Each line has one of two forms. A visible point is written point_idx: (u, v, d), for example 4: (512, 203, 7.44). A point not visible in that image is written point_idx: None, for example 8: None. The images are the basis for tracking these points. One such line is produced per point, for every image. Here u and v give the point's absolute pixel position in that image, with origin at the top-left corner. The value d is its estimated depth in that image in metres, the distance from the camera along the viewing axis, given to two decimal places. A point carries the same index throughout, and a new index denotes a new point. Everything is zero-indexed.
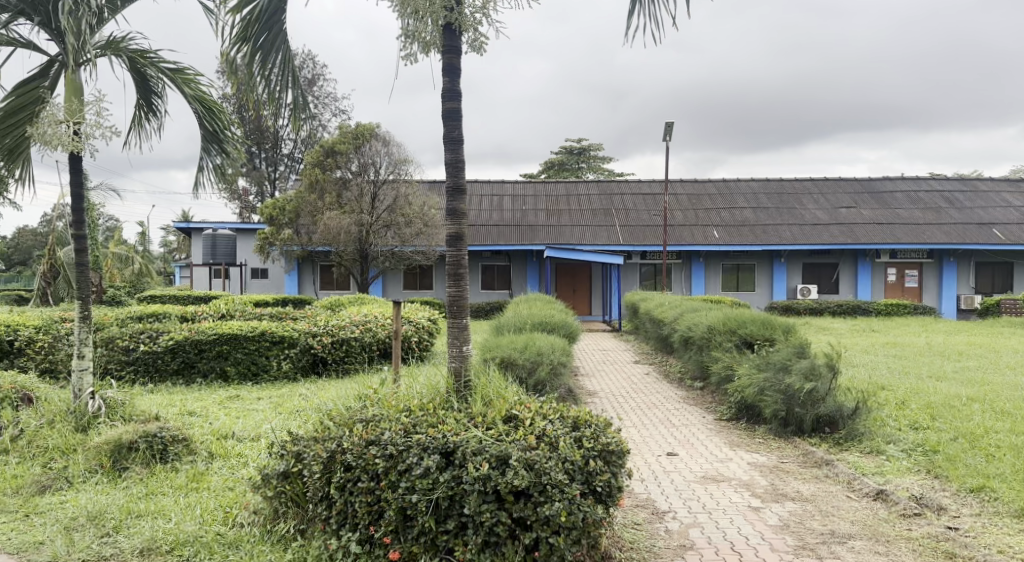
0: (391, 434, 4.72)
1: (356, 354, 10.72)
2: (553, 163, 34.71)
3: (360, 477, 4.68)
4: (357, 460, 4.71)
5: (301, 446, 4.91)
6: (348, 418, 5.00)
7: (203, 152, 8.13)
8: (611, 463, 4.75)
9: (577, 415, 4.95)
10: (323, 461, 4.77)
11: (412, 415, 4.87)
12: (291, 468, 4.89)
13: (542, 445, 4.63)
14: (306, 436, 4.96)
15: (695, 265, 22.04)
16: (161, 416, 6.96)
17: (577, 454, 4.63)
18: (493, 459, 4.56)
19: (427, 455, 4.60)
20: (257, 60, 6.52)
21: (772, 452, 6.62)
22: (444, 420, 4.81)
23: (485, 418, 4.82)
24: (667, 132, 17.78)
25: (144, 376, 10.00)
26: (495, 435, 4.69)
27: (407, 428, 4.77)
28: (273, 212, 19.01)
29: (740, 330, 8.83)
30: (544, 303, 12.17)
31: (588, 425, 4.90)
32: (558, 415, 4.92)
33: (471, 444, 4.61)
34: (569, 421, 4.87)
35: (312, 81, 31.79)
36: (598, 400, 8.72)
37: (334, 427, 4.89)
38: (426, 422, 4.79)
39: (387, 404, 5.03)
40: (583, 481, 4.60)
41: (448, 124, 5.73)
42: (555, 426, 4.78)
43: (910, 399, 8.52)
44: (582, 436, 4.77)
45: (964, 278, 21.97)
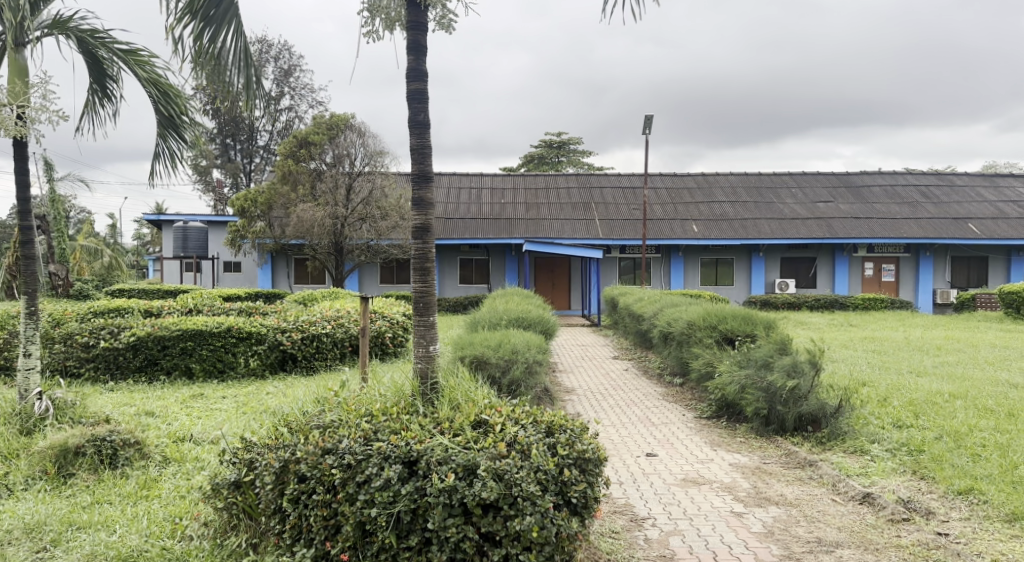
0: (349, 442, 4.46)
1: (327, 350, 10.43)
2: (532, 156, 34.44)
3: (316, 489, 4.41)
4: (311, 470, 4.43)
5: (253, 454, 4.63)
6: (303, 424, 4.73)
7: (163, 140, 7.70)
8: (587, 471, 4.50)
9: (551, 420, 4.69)
10: (276, 471, 4.49)
11: (374, 421, 4.62)
12: (242, 479, 4.60)
13: (514, 453, 4.38)
14: (258, 443, 4.69)
15: (674, 259, 21.88)
16: (116, 417, 6.64)
17: (550, 462, 4.39)
18: (460, 469, 4.32)
19: (388, 465, 4.34)
20: (207, 37, 6.16)
21: (753, 452, 6.41)
22: (408, 426, 4.56)
23: (452, 424, 4.58)
24: (647, 125, 17.57)
25: (104, 374, 9.63)
26: (462, 443, 4.45)
27: (367, 436, 4.51)
28: (244, 203, 18.45)
29: (720, 326, 8.61)
30: (522, 298, 11.88)
31: (564, 430, 4.65)
32: (531, 420, 4.68)
33: (436, 453, 4.37)
34: (543, 426, 4.62)
35: (288, 72, 31.25)
36: (574, 398, 8.48)
37: (288, 435, 4.62)
38: (387, 429, 4.53)
39: (346, 410, 4.77)
40: (557, 491, 4.36)
41: (415, 106, 5.46)
42: (527, 432, 4.53)
43: (893, 395, 8.36)
44: (557, 443, 4.52)
45: (940, 272, 21.99)
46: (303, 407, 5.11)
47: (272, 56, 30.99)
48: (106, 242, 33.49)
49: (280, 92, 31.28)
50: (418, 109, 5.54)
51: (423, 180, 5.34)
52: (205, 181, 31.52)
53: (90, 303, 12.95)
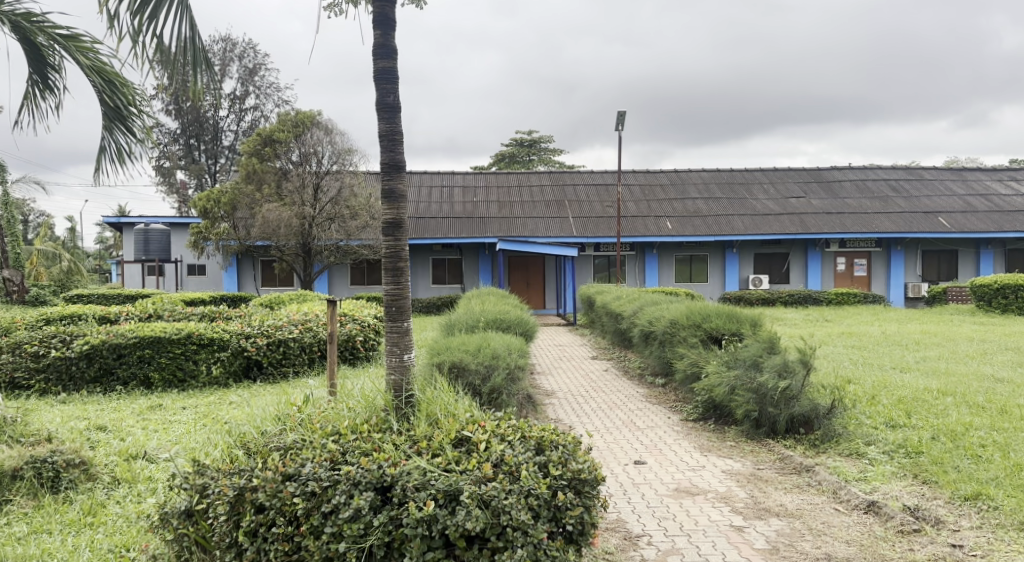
0: (313, 466, 4.09)
1: (294, 355, 9.99)
2: (504, 155, 34.06)
3: (276, 521, 4.03)
4: (271, 500, 4.05)
5: (205, 479, 4.21)
6: (261, 446, 4.36)
7: (106, 133, 7.17)
8: (582, 494, 4.18)
9: (541, 435, 4.35)
10: (231, 500, 4.09)
11: (342, 441, 4.28)
12: (194, 507, 4.17)
13: (501, 476, 4.05)
14: (210, 466, 4.28)
15: (649, 256, 21.66)
16: (61, 434, 6.14)
17: (542, 485, 4.06)
18: (441, 496, 3.99)
19: (359, 493, 3.99)
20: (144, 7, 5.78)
21: (745, 457, 6.10)
22: (381, 446, 4.24)
23: (431, 443, 4.26)
24: (620, 120, 17.28)
25: (56, 386, 9.09)
26: (442, 465, 4.12)
27: (333, 460, 4.15)
28: (206, 204, 17.82)
29: (704, 325, 8.30)
30: (498, 298, 11.49)
31: (555, 447, 4.31)
32: (520, 435, 4.34)
33: (414, 477, 4.04)
34: (532, 442, 4.27)
35: (253, 71, 30.55)
36: (556, 402, 8.14)
37: (244, 458, 4.23)
38: (357, 451, 4.19)
39: (311, 430, 4.41)
40: (550, 518, 4.05)
41: (383, 87, 5.10)
42: (515, 450, 4.20)
43: (880, 392, 8.12)
44: (549, 461, 4.19)
45: (911, 266, 22.00)
46: (263, 424, 4.71)
47: (236, 55, 30.25)
48: (67, 245, 32.53)
49: (245, 92, 30.58)
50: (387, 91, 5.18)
51: (394, 169, 5.02)
52: (168, 183, 30.71)
53: (44, 309, 12.34)
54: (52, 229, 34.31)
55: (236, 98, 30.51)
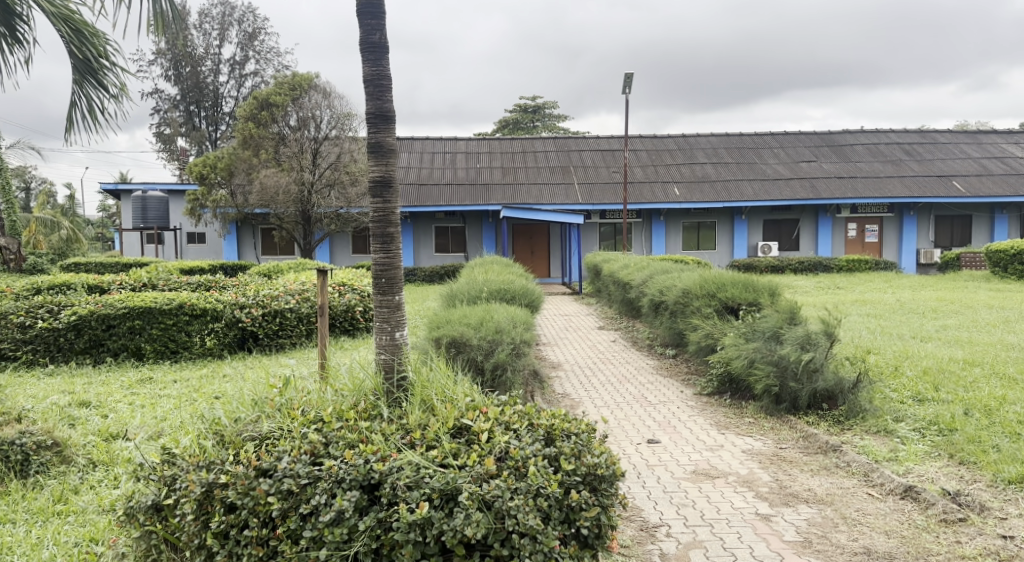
0: (289, 460, 3.81)
1: (291, 327, 9.64)
2: (508, 121, 33.40)
3: (248, 522, 3.75)
4: (243, 499, 3.76)
5: (175, 471, 3.92)
6: (234, 435, 4.07)
7: (77, 86, 6.83)
8: (599, 492, 3.86)
9: (551, 424, 4.07)
10: (198, 499, 3.79)
11: (325, 430, 4.01)
12: (162, 502, 3.87)
13: (506, 472, 3.76)
14: (180, 456, 3.99)
15: (656, 223, 21.18)
16: (36, 412, 5.82)
17: (553, 482, 3.74)
18: (436, 496, 3.70)
19: (343, 493, 3.70)
20: None
21: (766, 435, 5.72)
22: (368, 437, 3.96)
23: (427, 435, 3.98)
24: (626, 82, 16.71)
25: (44, 357, 8.74)
26: (438, 459, 3.83)
27: (314, 452, 3.88)
28: (203, 169, 17.44)
29: (719, 294, 7.87)
30: (502, 267, 11.05)
31: (567, 437, 4.02)
32: (527, 425, 4.06)
33: (405, 474, 3.75)
34: (540, 432, 3.99)
35: (252, 36, 29.79)
36: (563, 375, 7.77)
37: (215, 450, 3.94)
38: (341, 443, 3.91)
39: (290, 417, 4.13)
40: (562, 520, 3.73)
41: (367, 23, 4.66)
42: (521, 442, 3.91)
43: (903, 363, 7.70)
44: (560, 455, 3.89)
45: (923, 231, 21.49)
46: (239, 407, 4.39)
47: (235, 20, 29.51)
48: (67, 213, 32.12)
49: (245, 57, 29.92)
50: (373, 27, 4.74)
51: (384, 118, 4.61)
52: (169, 149, 30.22)
53: (37, 278, 11.96)
54: (52, 196, 33.88)
55: (236, 64, 29.85)
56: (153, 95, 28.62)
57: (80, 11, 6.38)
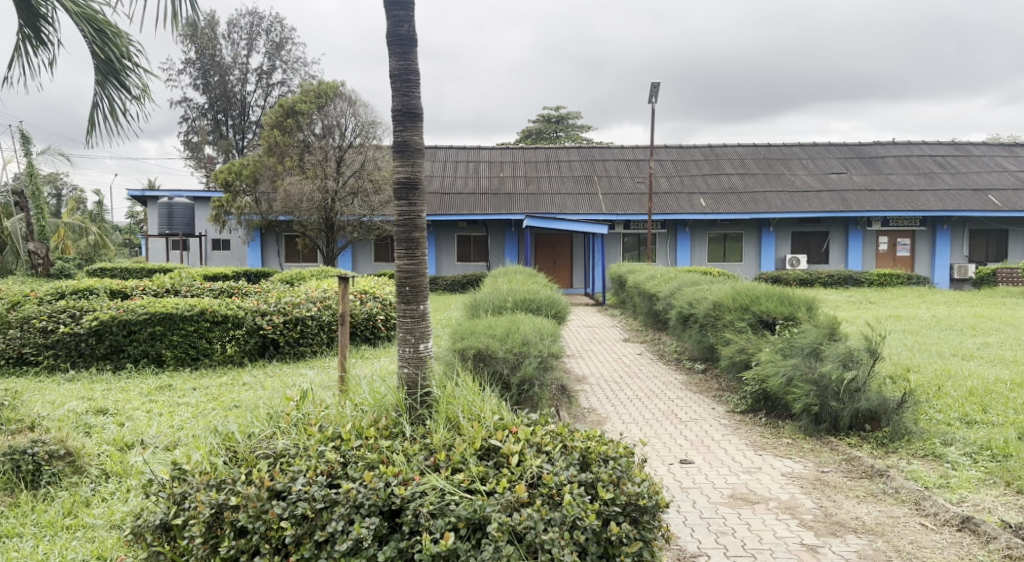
0: (305, 481, 3.71)
1: (312, 334, 9.47)
2: (531, 131, 33.25)
3: (260, 548, 3.62)
4: (254, 523, 3.63)
5: (184, 489, 3.80)
6: (247, 452, 3.97)
7: (99, 88, 6.70)
8: (641, 525, 3.75)
9: (586, 447, 3.93)
10: (207, 520, 3.66)
11: (344, 449, 3.90)
12: (171, 521, 3.73)
13: (539, 501, 3.64)
14: (191, 473, 3.88)
15: (681, 234, 20.86)
16: (53, 420, 5.67)
17: (591, 512, 3.63)
18: (463, 526, 3.60)
19: (361, 520, 3.60)
20: None
21: (805, 458, 5.44)
22: (390, 459, 3.85)
23: (455, 456, 3.85)
24: (653, 92, 16.47)
25: (65, 362, 8.64)
26: (465, 485, 3.73)
27: (331, 473, 3.78)
28: (228, 176, 17.39)
29: (753, 307, 7.58)
30: (525, 277, 10.84)
31: (605, 462, 3.88)
32: (562, 447, 3.93)
33: (429, 501, 3.66)
34: (575, 455, 3.86)
35: (279, 45, 29.90)
36: (589, 389, 7.52)
37: (227, 469, 3.83)
38: (360, 463, 3.81)
39: (308, 432, 4.01)
40: (599, 552, 3.64)
41: (395, 13, 4.50)
42: (555, 467, 3.80)
43: (946, 382, 7.36)
44: (597, 481, 3.77)
45: (957, 246, 20.98)
46: (253, 422, 4.28)
47: (263, 30, 29.68)
48: (95, 220, 32.38)
49: (272, 67, 30.04)
50: (400, 20, 4.55)
51: (410, 116, 4.46)
52: (196, 158, 30.40)
53: (60, 283, 11.88)
54: (81, 203, 34.23)
55: (263, 73, 29.99)
56: (181, 104, 28.82)
57: (103, 10, 6.31)
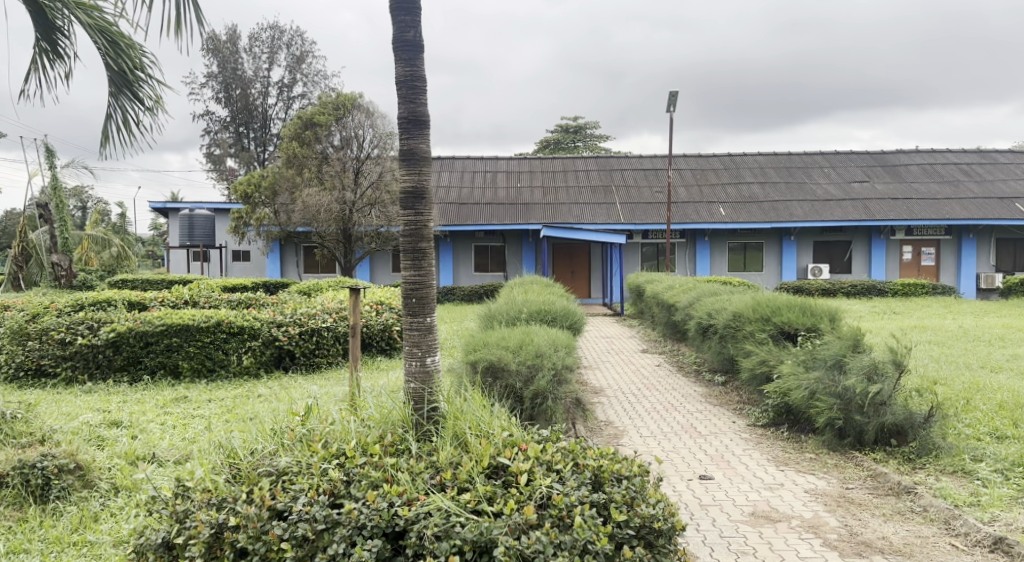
0: (306, 500, 3.83)
1: (328, 346, 9.43)
2: (549, 141, 33.19)
3: None
4: (254, 545, 3.73)
5: (186, 506, 3.91)
6: (250, 470, 4.09)
7: (113, 100, 6.74)
8: (657, 548, 3.81)
9: (599, 466, 4.03)
10: (207, 541, 3.75)
11: (346, 468, 4.01)
12: (172, 540, 3.82)
13: (548, 524, 3.71)
14: (193, 490, 3.99)
15: (700, 244, 20.67)
16: (66, 433, 5.64)
17: (602, 534, 3.69)
18: (468, 548, 3.68)
19: (364, 542, 3.70)
20: None
21: (829, 474, 5.27)
22: (394, 478, 3.97)
23: (462, 476, 3.97)
24: (671, 101, 16.36)
25: (83, 374, 8.64)
26: (471, 506, 3.82)
27: (333, 493, 3.90)
28: (247, 188, 17.46)
29: (775, 319, 7.42)
30: (542, 287, 10.74)
31: (618, 481, 3.97)
32: (573, 467, 4.02)
33: (433, 524, 3.74)
34: (586, 473, 3.96)
35: (300, 58, 30.09)
36: (605, 401, 7.40)
37: (227, 488, 3.94)
38: (364, 482, 3.92)
39: (312, 449, 4.14)
40: None
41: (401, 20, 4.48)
42: (564, 487, 3.88)
43: (975, 396, 7.16)
44: (610, 502, 3.86)
45: (983, 255, 20.63)
46: (257, 438, 4.41)
47: (284, 43, 29.92)
48: (118, 231, 32.65)
49: (292, 79, 30.24)
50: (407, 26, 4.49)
51: (416, 124, 4.64)
52: (218, 170, 30.63)
53: (80, 294, 11.93)
54: (104, 215, 34.54)
55: (284, 86, 30.20)
56: (204, 117, 29.10)
57: (116, 22, 6.33)
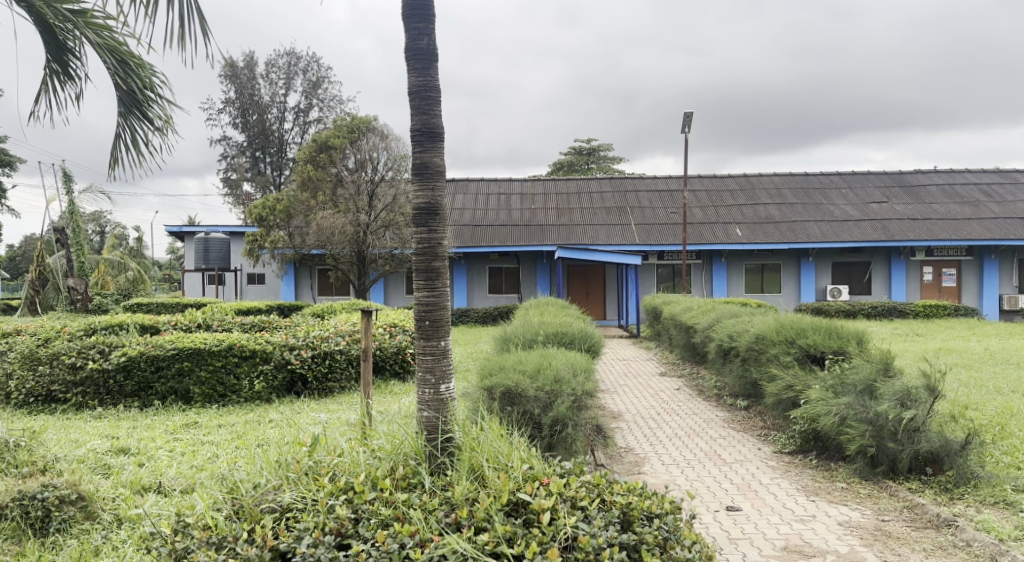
0: (310, 540, 3.81)
1: (341, 370, 9.28)
2: (563, 164, 33.14)
3: None
4: None
5: (186, 543, 3.88)
6: (252, 506, 4.07)
7: (122, 119, 6.70)
8: None
9: (628, 504, 3.95)
10: None
11: (354, 505, 3.99)
12: None
13: None
14: (192, 527, 3.98)
15: (717, 265, 20.43)
16: (71, 461, 5.50)
17: None
18: None
19: None
20: None
21: (863, 504, 5.03)
22: (408, 517, 3.94)
23: (482, 513, 3.91)
24: (686, 121, 16.22)
25: (93, 399, 8.51)
26: (489, 546, 3.77)
27: (340, 532, 3.88)
28: (262, 211, 17.42)
29: (799, 341, 7.19)
30: (558, 309, 10.56)
31: (649, 520, 3.91)
32: (601, 504, 3.95)
33: None
34: (614, 512, 3.90)
35: (316, 84, 30.26)
36: (624, 427, 7.19)
37: (228, 526, 3.92)
38: (373, 521, 3.92)
39: (318, 485, 4.12)
40: None
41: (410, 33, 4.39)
42: (590, 527, 3.81)
43: (1008, 421, 6.90)
44: (639, 542, 3.80)
45: (1005, 276, 20.27)
46: (261, 470, 4.39)
47: (300, 69, 30.13)
48: (134, 255, 32.77)
49: (309, 105, 30.41)
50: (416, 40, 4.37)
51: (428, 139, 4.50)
52: (235, 195, 30.77)
53: (93, 318, 11.83)
54: (121, 240, 34.74)
55: (300, 111, 30.38)
56: (220, 142, 29.27)
57: (126, 41, 6.28)
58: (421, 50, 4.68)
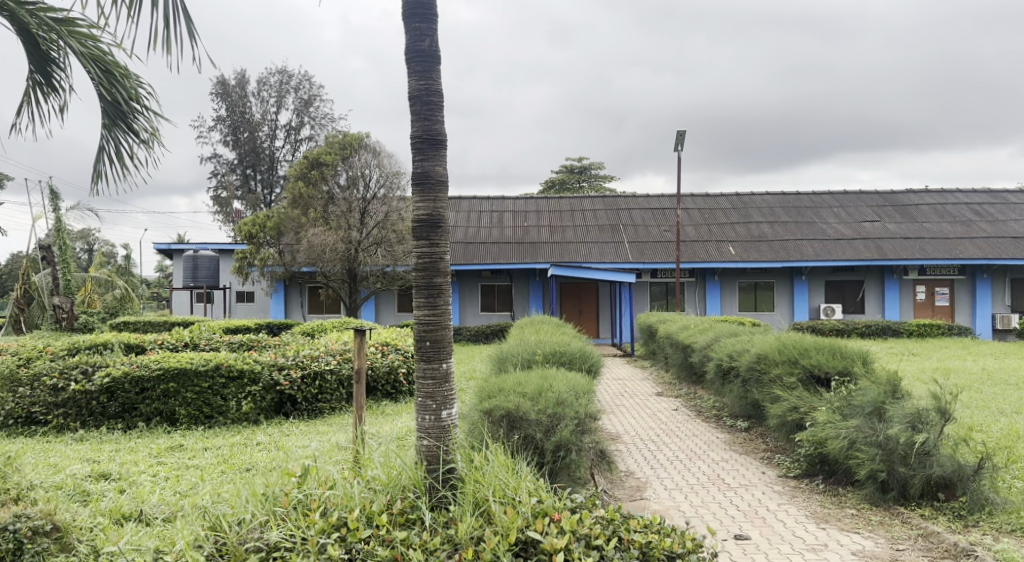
0: None
1: (331, 391, 9.05)
2: (555, 182, 33.06)
3: None
4: None
5: None
6: (238, 545, 4.03)
7: (106, 132, 6.53)
8: None
9: (648, 542, 4.01)
10: None
11: (346, 544, 3.99)
12: None
13: None
14: None
15: (710, 283, 20.32)
16: (45, 487, 5.24)
17: None
18: None
19: None
20: None
21: (875, 532, 4.86)
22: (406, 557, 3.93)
23: (493, 553, 3.92)
24: (678, 139, 16.14)
25: (75, 421, 8.25)
26: None
27: None
28: (251, 229, 17.21)
29: (803, 361, 7.01)
30: (553, 327, 10.36)
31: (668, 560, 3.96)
32: (619, 544, 4.00)
33: None
34: (634, 551, 3.95)
35: (308, 102, 30.13)
36: (624, 449, 6.99)
37: None
38: None
39: (308, 520, 4.09)
40: None
41: None
42: None
43: (1015, 444, 6.73)
44: None
45: (998, 296, 20.21)
46: (247, 500, 4.32)
47: (292, 87, 30.01)
48: (122, 273, 32.38)
49: (300, 122, 30.27)
50: None
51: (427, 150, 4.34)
52: (225, 212, 30.54)
53: (78, 336, 11.56)
54: (110, 258, 34.45)
55: (292, 129, 30.23)
56: (211, 160, 29.08)
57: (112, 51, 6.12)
58: (423, 52, 4.60)
